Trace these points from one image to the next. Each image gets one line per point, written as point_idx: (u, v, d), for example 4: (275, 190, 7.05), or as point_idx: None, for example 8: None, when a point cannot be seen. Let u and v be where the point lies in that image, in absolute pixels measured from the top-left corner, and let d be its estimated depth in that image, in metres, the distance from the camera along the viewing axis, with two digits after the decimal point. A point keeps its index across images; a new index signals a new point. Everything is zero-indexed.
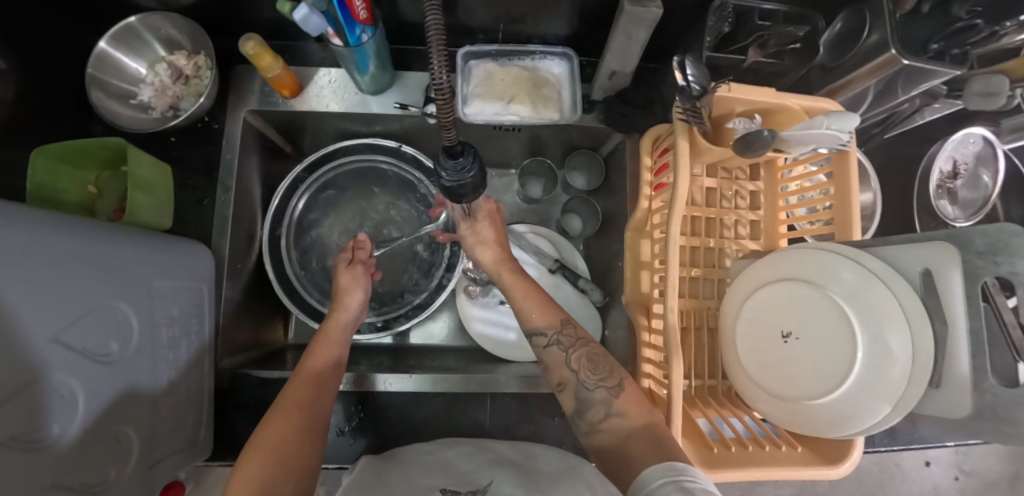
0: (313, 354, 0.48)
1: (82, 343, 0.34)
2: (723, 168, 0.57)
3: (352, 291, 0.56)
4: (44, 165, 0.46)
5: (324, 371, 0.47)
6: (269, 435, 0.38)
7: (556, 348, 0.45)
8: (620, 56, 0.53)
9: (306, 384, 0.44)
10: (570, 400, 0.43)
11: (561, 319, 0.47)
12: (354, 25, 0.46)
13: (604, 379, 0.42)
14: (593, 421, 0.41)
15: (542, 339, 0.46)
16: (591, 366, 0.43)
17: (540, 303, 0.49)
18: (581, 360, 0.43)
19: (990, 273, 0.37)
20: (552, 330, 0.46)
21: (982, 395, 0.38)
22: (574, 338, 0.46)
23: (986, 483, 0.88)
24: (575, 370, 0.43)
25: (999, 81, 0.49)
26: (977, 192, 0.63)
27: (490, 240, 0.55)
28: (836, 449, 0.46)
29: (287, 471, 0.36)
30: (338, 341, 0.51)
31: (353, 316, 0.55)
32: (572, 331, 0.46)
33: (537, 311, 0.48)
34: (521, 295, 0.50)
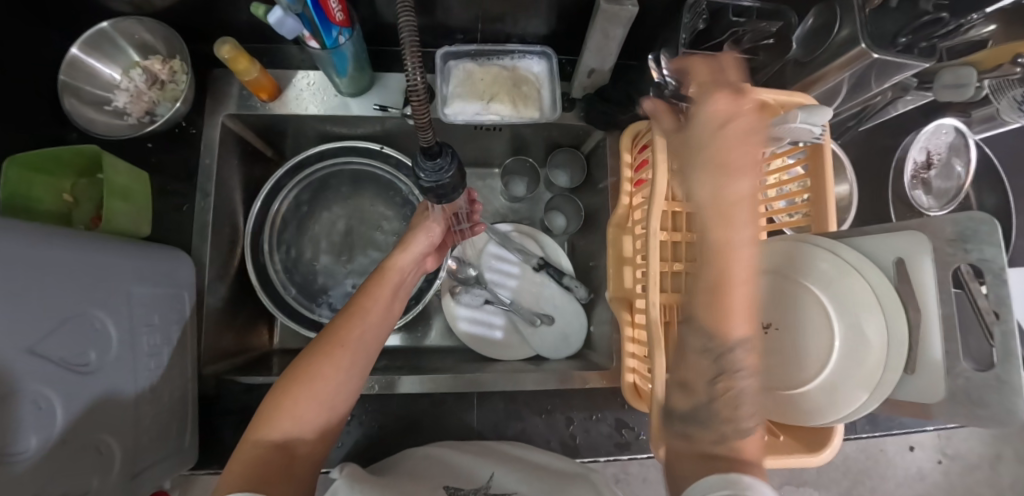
0: (369, 294, 0.47)
1: (59, 353, 0.34)
2: (703, 163, 0.58)
3: (417, 232, 0.54)
4: (17, 174, 0.45)
5: (375, 313, 0.46)
6: (316, 370, 0.40)
7: (709, 358, 0.36)
8: (598, 54, 0.53)
9: (358, 325, 0.44)
10: (683, 399, 0.37)
11: (740, 334, 0.35)
12: (330, 27, 0.46)
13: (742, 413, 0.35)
14: (699, 437, 0.35)
15: (699, 338, 0.36)
16: (735, 402, 0.35)
17: (728, 301, 0.35)
18: (729, 392, 0.35)
19: (960, 261, 0.38)
20: (741, 341, 0.35)
21: (955, 379, 0.38)
22: (748, 368, 0.35)
23: (968, 465, 0.90)
24: (713, 388, 0.36)
25: (968, 73, 0.50)
26: (950, 182, 0.65)
27: (713, 159, 0.36)
28: (816, 438, 0.46)
29: (314, 420, 0.40)
30: (394, 284, 0.50)
31: (414, 259, 0.53)
32: (749, 351, 0.35)
33: (726, 312, 0.35)
34: (740, 274, 0.35)
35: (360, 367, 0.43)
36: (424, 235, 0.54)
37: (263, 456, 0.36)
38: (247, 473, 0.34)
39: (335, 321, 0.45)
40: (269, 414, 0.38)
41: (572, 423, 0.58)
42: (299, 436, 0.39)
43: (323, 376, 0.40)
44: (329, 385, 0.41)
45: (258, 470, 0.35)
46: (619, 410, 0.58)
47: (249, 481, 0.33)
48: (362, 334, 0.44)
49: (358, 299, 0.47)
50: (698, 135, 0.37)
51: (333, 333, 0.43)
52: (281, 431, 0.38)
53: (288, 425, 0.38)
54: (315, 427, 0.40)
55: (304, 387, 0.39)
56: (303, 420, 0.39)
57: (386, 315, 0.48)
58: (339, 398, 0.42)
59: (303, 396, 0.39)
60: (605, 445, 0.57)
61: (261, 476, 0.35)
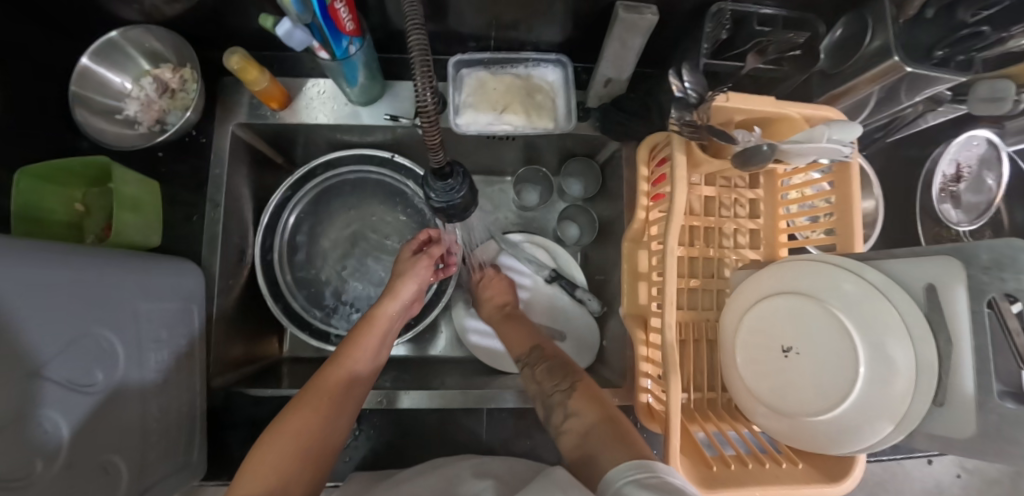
0: (353, 342, 0.49)
1: (66, 374, 0.33)
2: (722, 177, 0.56)
3: (406, 279, 0.55)
4: (28, 185, 0.45)
5: (358, 361, 0.48)
6: (301, 419, 0.40)
7: (529, 369, 0.52)
8: (615, 63, 0.52)
9: (342, 373, 0.46)
10: (540, 411, 0.48)
11: (529, 346, 0.55)
12: (341, 38, 0.45)
13: (559, 383, 0.48)
14: (558, 424, 0.44)
15: (516, 358, 0.55)
16: (550, 374, 0.50)
17: (522, 333, 0.57)
18: (543, 374, 0.50)
19: (995, 288, 0.36)
20: (523, 355, 0.54)
21: (987, 414, 0.36)
22: (540, 358, 0.53)
23: (988, 481, 0.88)
24: (537, 382, 0.50)
25: (1004, 86, 0.47)
26: (981, 196, 0.62)
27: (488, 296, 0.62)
28: (835, 466, 0.45)
29: (299, 468, 0.38)
30: (382, 331, 0.51)
31: (402, 305, 0.54)
32: (539, 354, 0.54)
33: (517, 340, 0.57)
34: (506, 330, 0.58)
35: (344, 416, 0.43)
36: (410, 281, 0.55)
37: None
38: None
39: (322, 370, 0.46)
40: (252, 469, 0.36)
41: None
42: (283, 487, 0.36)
43: (308, 423, 0.41)
44: (312, 431, 0.40)
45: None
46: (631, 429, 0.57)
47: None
48: (346, 385, 0.46)
49: (343, 348, 0.48)
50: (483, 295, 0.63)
51: (318, 384, 0.44)
52: (266, 483, 0.35)
53: (271, 473, 0.36)
54: (300, 477, 0.38)
55: (288, 437, 0.39)
56: (286, 469, 0.37)
57: (370, 365, 0.49)
58: (324, 444, 0.41)
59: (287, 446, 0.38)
60: None
61: None
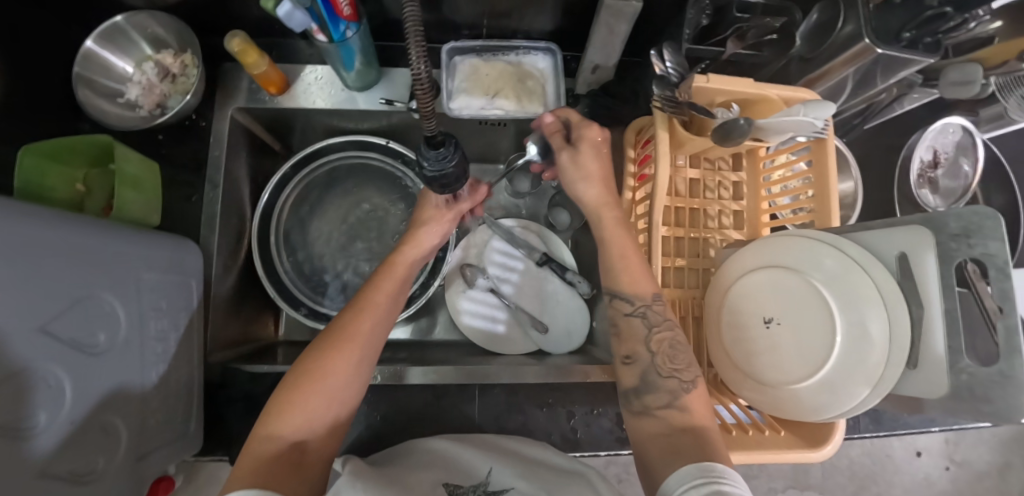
0: (374, 287, 0.48)
1: (69, 333, 0.34)
2: (706, 159, 0.58)
3: (427, 229, 0.53)
4: (32, 162, 0.46)
5: (381, 307, 0.46)
6: (325, 366, 0.41)
7: (640, 319, 0.45)
8: (602, 49, 0.54)
9: (367, 319, 0.44)
10: (634, 376, 0.44)
11: (651, 294, 0.45)
12: (338, 21, 0.47)
13: (680, 370, 0.42)
14: (649, 404, 0.42)
15: (628, 306, 0.45)
16: (671, 354, 0.43)
17: (639, 269, 0.46)
18: (662, 346, 0.43)
19: (963, 255, 0.38)
20: (641, 302, 0.45)
21: (958, 375, 0.38)
22: (662, 318, 0.45)
23: (976, 473, 0.89)
24: (651, 351, 0.44)
25: (974, 69, 0.50)
26: (958, 182, 0.65)
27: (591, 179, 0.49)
28: (816, 433, 0.46)
29: (324, 415, 0.40)
30: (402, 278, 0.50)
31: (423, 254, 0.53)
32: (661, 310, 0.45)
33: (636, 276, 0.45)
34: (617, 249, 0.47)
35: (368, 364, 0.44)
36: (433, 229, 0.53)
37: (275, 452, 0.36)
38: (259, 468, 0.35)
39: (343, 315, 0.45)
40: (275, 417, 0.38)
41: (574, 418, 0.58)
42: (308, 433, 0.39)
43: (333, 369, 0.41)
44: (338, 382, 0.41)
45: (270, 466, 0.35)
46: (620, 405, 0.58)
47: (261, 475, 0.34)
48: (371, 328, 0.44)
49: (365, 295, 0.47)
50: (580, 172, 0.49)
51: (339, 330, 0.43)
52: (291, 425, 0.38)
53: (297, 420, 0.38)
54: (325, 422, 0.40)
55: (314, 382, 0.40)
56: (311, 414, 0.39)
57: (393, 308, 0.48)
58: (348, 392, 0.42)
59: (312, 391, 0.40)
60: (606, 440, 0.57)
61: (273, 473, 0.35)
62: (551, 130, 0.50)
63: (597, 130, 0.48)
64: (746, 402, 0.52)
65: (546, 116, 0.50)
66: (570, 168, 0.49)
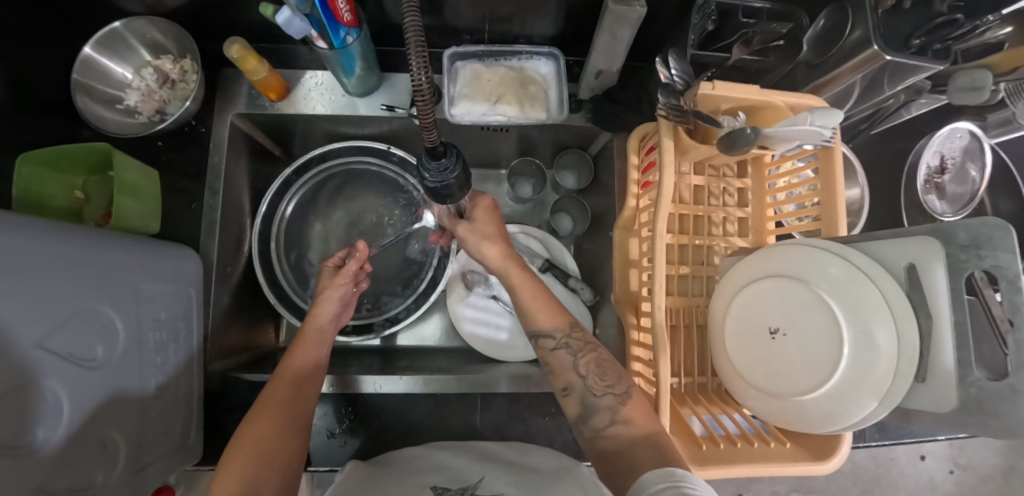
0: (290, 356, 0.48)
1: (67, 347, 0.34)
2: (710, 166, 0.58)
3: (330, 291, 0.55)
4: (31, 170, 0.46)
5: (303, 370, 0.47)
6: (255, 433, 0.39)
7: (565, 351, 0.45)
8: (605, 55, 0.53)
9: (286, 383, 0.45)
10: (574, 405, 0.43)
11: (568, 323, 0.46)
12: (338, 28, 0.46)
13: (612, 385, 0.42)
14: (597, 426, 0.41)
15: (550, 342, 0.45)
16: (600, 372, 0.43)
17: (545, 301, 0.47)
18: (590, 366, 0.43)
19: (973, 267, 0.37)
20: (560, 333, 0.45)
21: (967, 388, 0.38)
22: (583, 342, 0.45)
23: (981, 477, 0.89)
24: (582, 375, 0.43)
25: (982, 76, 0.49)
26: (965, 187, 0.63)
27: (490, 232, 0.52)
28: (823, 445, 0.46)
29: (270, 471, 0.37)
30: (316, 346, 0.51)
31: (334, 315, 0.54)
32: (580, 335, 0.46)
33: (544, 309, 0.47)
34: (530, 293, 0.48)
35: (300, 421, 0.42)
36: (337, 284, 0.56)
37: None
38: None
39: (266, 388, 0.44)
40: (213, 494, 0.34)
41: None
42: (254, 492, 0.35)
43: (264, 430, 0.39)
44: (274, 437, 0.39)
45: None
46: None
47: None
48: (296, 394, 0.44)
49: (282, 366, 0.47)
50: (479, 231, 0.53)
51: (263, 399, 0.43)
52: (233, 490, 0.34)
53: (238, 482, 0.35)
54: (271, 481, 0.36)
55: (246, 451, 0.37)
56: (251, 476, 0.35)
57: (318, 370, 0.48)
58: (290, 444, 0.40)
59: (246, 456, 0.37)
60: None
61: None
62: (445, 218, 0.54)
63: (486, 203, 0.53)
64: (750, 412, 0.51)
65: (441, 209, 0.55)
66: (473, 231, 0.52)
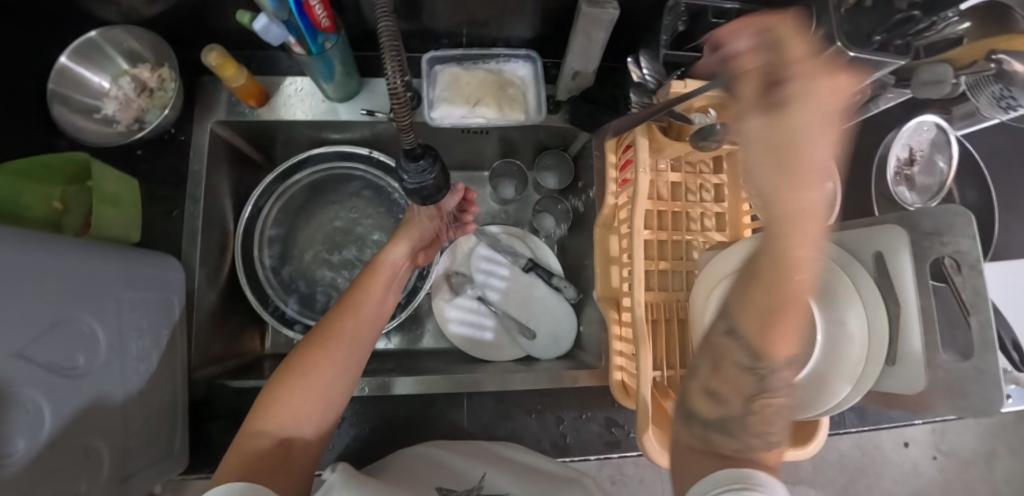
0: (362, 290, 0.49)
1: (46, 356, 0.34)
2: (687, 162, 0.59)
3: (407, 229, 0.55)
4: (7, 181, 0.46)
5: (366, 310, 0.48)
6: (308, 365, 0.42)
7: (754, 378, 0.33)
8: (581, 56, 0.54)
9: (351, 319, 0.46)
10: (709, 410, 0.35)
11: (783, 357, 0.32)
12: (316, 34, 0.47)
13: (771, 431, 0.34)
14: (716, 442, 0.35)
15: (739, 353, 0.32)
16: (770, 419, 0.34)
17: (789, 310, 0.31)
18: (768, 413, 0.33)
19: (938, 253, 0.39)
20: (778, 364, 0.32)
21: (935, 370, 0.39)
22: (785, 383, 0.33)
23: (963, 462, 0.90)
24: (751, 411, 0.33)
25: (944, 70, 0.50)
26: (934, 178, 0.65)
27: (788, 159, 0.28)
28: (802, 432, 0.47)
29: (311, 411, 0.41)
30: (385, 281, 0.51)
31: (407, 253, 0.54)
32: (786, 374, 0.33)
33: (783, 323, 0.31)
34: (772, 277, 0.30)
35: (354, 363, 0.45)
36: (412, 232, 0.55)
37: (262, 448, 0.38)
38: (247, 464, 0.36)
39: (328, 316, 0.46)
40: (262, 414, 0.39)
41: (563, 423, 0.58)
42: (294, 428, 0.40)
43: (319, 371, 0.42)
44: (325, 378, 0.42)
45: (257, 464, 0.37)
46: (609, 408, 0.59)
47: (249, 472, 0.36)
48: (355, 332, 0.46)
49: (351, 296, 0.48)
50: (757, 140, 0.29)
51: (324, 332, 0.44)
52: (279, 422, 0.39)
53: (283, 416, 0.40)
54: (311, 418, 0.41)
55: (298, 382, 0.41)
56: (298, 413, 0.40)
57: (380, 308, 0.50)
58: (337, 388, 0.43)
59: (297, 390, 0.41)
60: (596, 444, 0.57)
61: (258, 468, 0.36)
62: (746, 66, 0.33)
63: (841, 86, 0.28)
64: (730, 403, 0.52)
65: (743, 40, 0.35)
66: (760, 135, 0.29)
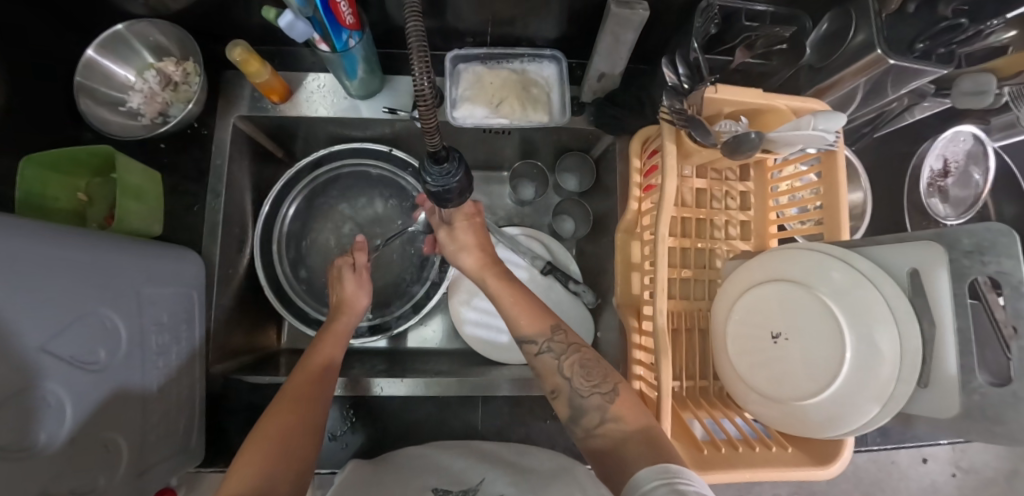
0: (315, 352, 0.48)
1: (70, 351, 0.34)
2: (713, 169, 0.58)
3: (350, 282, 0.57)
4: (34, 174, 0.46)
5: (325, 368, 0.46)
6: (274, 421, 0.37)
7: (549, 354, 0.44)
8: (608, 58, 0.53)
9: (311, 377, 0.44)
10: (564, 406, 0.43)
11: (550, 326, 0.46)
12: (340, 31, 0.46)
13: (598, 385, 0.41)
14: (589, 425, 0.40)
15: (534, 345, 0.45)
16: (584, 372, 0.42)
17: (528, 308, 0.47)
18: (574, 367, 0.43)
19: (977, 272, 0.37)
20: (543, 337, 0.45)
21: (970, 395, 0.38)
22: (565, 345, 0.45)
23: (984, 480, 0.88)
24: (567, 377, 0.43)
25: (987, 79, 0.49)
26: (968, 191, 0.63)
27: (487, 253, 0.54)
28: (823, 451, 0.46)
29: (289, 463, 0.34)
30: (339, 343, 0.51)
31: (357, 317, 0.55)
32: (562, 337, 0.45)
33: (527, 317, 0.47)
34: (510, 300, 0.49)
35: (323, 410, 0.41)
36: (355, 285, 0.57)
37: None
38: None
39: (290, 380, 0.43)
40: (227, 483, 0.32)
41: None
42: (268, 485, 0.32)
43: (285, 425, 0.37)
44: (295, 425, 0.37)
45: None
46: None
47: None
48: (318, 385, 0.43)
49: (305, 361, 0.46)
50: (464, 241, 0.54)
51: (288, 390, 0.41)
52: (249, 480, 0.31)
53: (254, 471, 0.32)
54: (290, 471, 0.34)
55: (265, 438, 0.36)
56: (273, 465, 0.33)
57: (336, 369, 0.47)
58: (311, 437, 0.38)
59: (266, 442, 0.35)
60: None
61: None
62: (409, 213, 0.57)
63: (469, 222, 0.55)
64: (751, 416, 0.51)
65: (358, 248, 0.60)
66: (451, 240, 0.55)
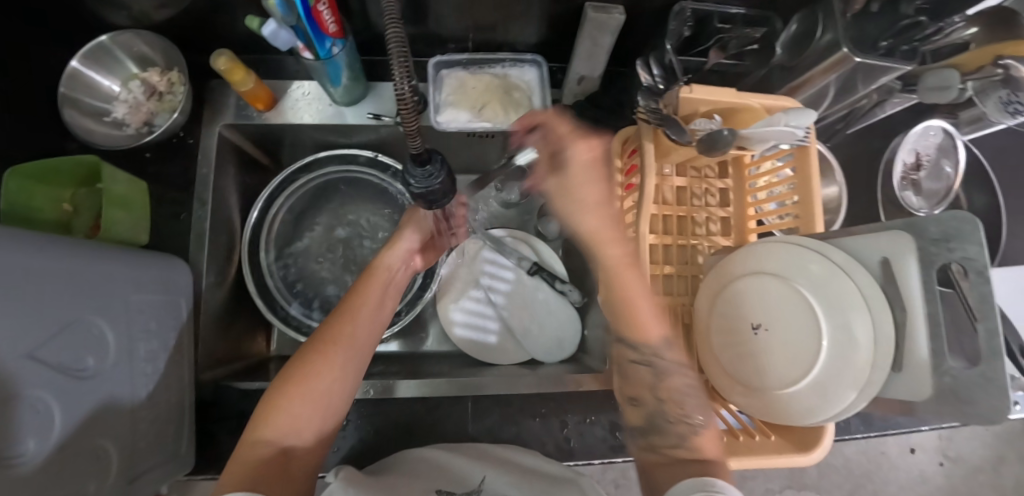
0: (360, 294, 0.49)
1: (56, 358, 0.34)
2: (692, 167, 0.59)
3: (406, 230, 0.55)
4: (17, 185, 0.46)
5: (366, 312, 0.47)
6: (309, 370, 0.42)
7: (647, 368, 0.43)
8: (588, 60, 0.54)
9: (351, 322, 0.46)
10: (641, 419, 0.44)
11: (659, 337, 0.43)
12: (323, 39, 0.47)
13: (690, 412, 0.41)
14: (658, 443, 0.42)
15: (635, 353, 0.44)
16: (681, 399, 0.42)
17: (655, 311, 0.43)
18: (670, 393, 0.42)
19: (943, 259, 0.38)
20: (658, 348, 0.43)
21: (941, 377, 0.38)
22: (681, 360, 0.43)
23: (970, 468, 0.90)
24: (659, 398, 0.43)
25: (951, 75, 0.50)
26: (940, 182, 0.66)
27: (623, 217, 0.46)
28: (805, 439, 0.46)
29: (312, 418, 0.41)
30: (384, 284, 0.51)
31: (402, 257, 0.54)
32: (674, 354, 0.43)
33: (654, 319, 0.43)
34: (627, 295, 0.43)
35: (358, 361, 0.45)
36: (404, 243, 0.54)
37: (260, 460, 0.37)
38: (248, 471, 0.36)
39: (330, 320, 0.46)
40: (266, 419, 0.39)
41: (567, 427, 0.58)
42: (292, 438, 0.40)
43: (317, 381, 0.41)
44: (325, 383, 0.42)
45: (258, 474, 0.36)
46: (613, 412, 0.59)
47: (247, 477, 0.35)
48: (356, 331, 0.45)
49: (349, 303, 0.48)
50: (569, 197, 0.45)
51: (326, 332, 0.45)
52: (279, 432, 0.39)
53: (283, 424, 0.39)
54: (311, 427, 0.41)
55: (297, 387, 0.41)
56: (298, 420, 0.40)
57: (378, 311, 0.49)
58: (337, 394, 0.43)
59: (297, 396, 0.41)
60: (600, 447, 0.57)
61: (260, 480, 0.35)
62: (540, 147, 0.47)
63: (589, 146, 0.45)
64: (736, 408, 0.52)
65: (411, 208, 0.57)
66: (563, 186, 0.46)
